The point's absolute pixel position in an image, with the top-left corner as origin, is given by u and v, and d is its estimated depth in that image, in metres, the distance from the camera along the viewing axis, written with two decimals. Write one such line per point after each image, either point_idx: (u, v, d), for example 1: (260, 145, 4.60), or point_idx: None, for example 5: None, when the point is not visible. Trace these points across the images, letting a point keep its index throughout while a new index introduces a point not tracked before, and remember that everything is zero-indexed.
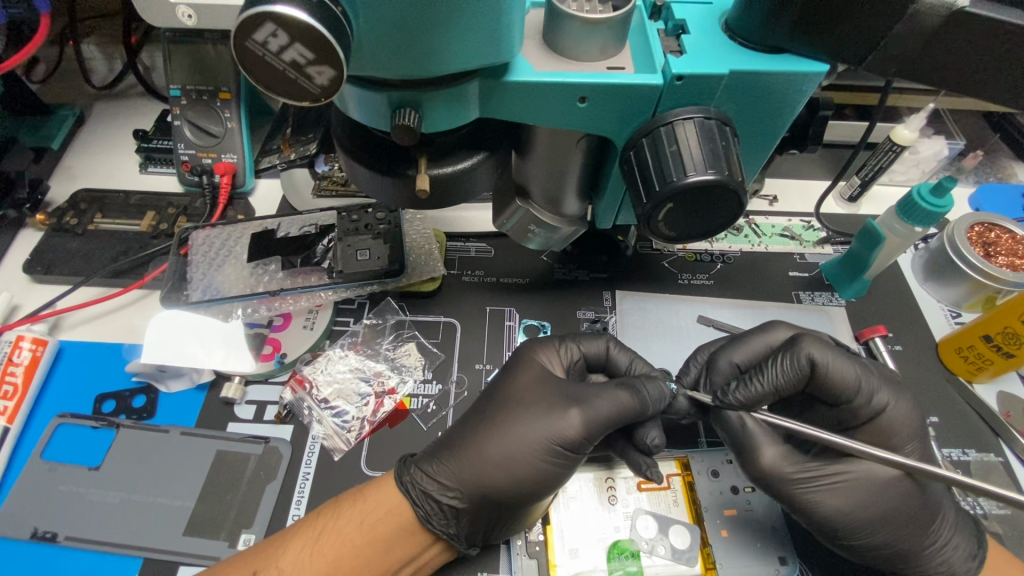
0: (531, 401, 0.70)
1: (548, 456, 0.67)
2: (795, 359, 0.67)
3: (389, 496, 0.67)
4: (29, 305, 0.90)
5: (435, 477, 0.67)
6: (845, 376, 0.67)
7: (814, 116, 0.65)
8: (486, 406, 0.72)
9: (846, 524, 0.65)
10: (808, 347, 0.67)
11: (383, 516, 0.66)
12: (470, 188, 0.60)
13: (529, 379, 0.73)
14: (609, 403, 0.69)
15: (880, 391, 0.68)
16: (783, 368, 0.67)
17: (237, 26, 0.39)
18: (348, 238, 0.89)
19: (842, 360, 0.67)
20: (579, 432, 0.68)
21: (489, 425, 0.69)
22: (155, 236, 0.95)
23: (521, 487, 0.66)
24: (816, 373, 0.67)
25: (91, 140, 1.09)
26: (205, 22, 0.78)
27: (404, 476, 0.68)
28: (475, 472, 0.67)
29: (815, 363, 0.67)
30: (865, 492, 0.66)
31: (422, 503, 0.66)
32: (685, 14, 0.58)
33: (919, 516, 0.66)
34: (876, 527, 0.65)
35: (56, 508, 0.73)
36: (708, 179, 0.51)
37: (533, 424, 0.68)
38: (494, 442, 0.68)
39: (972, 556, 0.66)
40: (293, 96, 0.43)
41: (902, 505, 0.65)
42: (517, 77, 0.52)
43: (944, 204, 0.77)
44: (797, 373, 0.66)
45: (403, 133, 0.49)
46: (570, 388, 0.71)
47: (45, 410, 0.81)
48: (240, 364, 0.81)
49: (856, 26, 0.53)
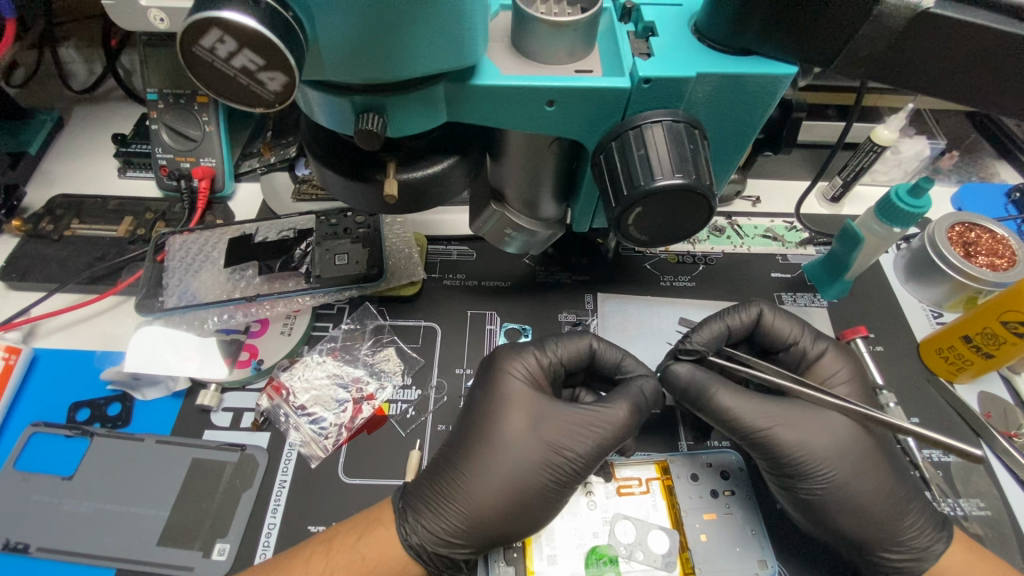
0: (524, 444, 0.69)
1: (546, 491, 0.68)
2: (747, 309, 0.78)
3: (393, 551, 0.66)
4: (4, 313, 0.89)
5: (441, 533, 0.66)
6: (785, 331, 0.77)
7: (787, 118, 0.65)
8: (475, 443, 0.70)
9: (801, 459, 0.68)
10: (760, 304, 0.78)
11: (389, 570, 0.66)
12: (441, 192, 0.60)
13: (516, 414, 0.71)
14: (608, 420, 0.71)
15: (819, 342, 0.77)
16: (739, 316, 0.78)
17: (182, 32, 0.38)
18: (325, 242, 0.88)
19: (784, 317, 0.77)
20: (582, 466, 0.69)
21: (483, 471, 0.68)
22: (132, 241, 0.93)
23: (526, 527, 0.67)
24: (762, 324, 0.78)
25: (70, 144, 1.08)
26: (177, 25, 0.76)
27: (408, 537, 0.66)
28: (478, 521, 0.66)
29: (761, 316, 0.78)
30: (810, 432, 0.70)
31: (433, 559, 0.67)
32: (656, 16, 0.57)
33: (866, 471, 0.68)
34: (838, 479, 0.68)
35: (28, 519, 0.72)
36: (677, 183, 0.51)
37: (527, 465, 0.69)
38: (489, 489, 0.67)
39: (939, 529, 0.68)
40: (246, 102, 0.42)
41: (847, 450, 0.69)
42: (482, 81, 0.52)
43: (923, 205, 0.77)
44: (747, 321, 0.77)
45: (366, 138, 0.49)
46: (562, 411, 0.72)
47: (18, 420, 0.80)
48: (215, 371, 0.80)
49: (822, 28, 0.53)
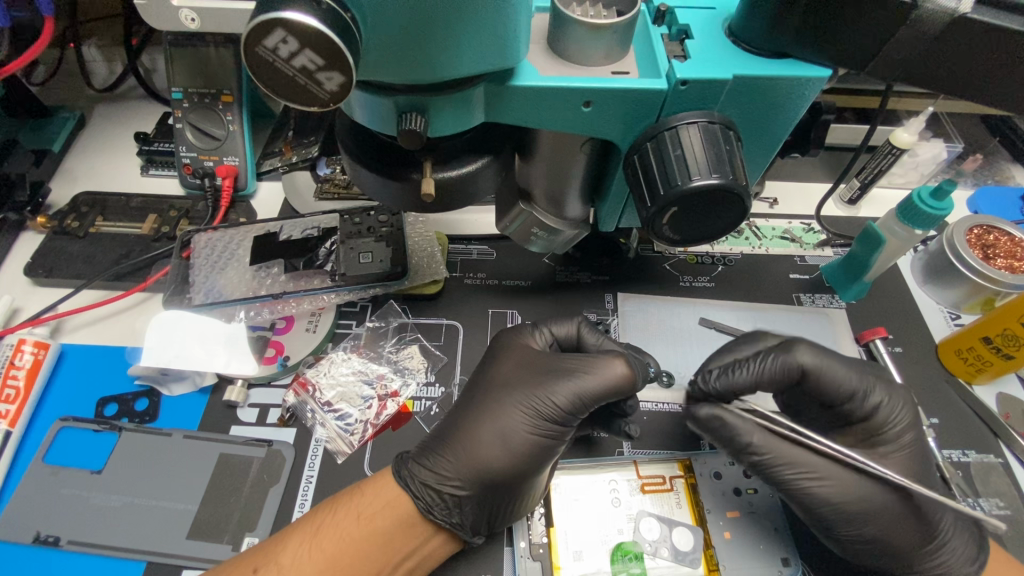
0: (517, 385, 0.72)
1: (534, 429, 0.70)
2: (786, 359, 0.69)
3: (388, 488, 0.68)
4: (30, 308, 0.89)
5: (433, 468, 0.68)
6: (835, 382, 0.69)
7: (816, 120, 0.66)
8: (474, 393, 0.73)
9: (844, 513, 0.65)
10: (803, 350, 0.69)
11: (382, 508, 0.66)
12: (475, 191, 0.60)
13: (506, 361, 0.75)
14: (595, 363, 0.72)
15: (874, 390, 0.70)
16: (772, 364, 0.70)
17: (247, 32, 0.39)
18: (350, 240, 0.90)
19: (834, 365, 0.69)
20: (567, 405, 0.70)
21: (476, 410, 0.71)
22: (157, 239, 0.94)
23: (516, 464, 0.68)
24: (806, 376, 0.69)
25: (93, 142, 1.09)
26: (208, 26, 0.78)
27: (402, 470, 0.68)
28: (472, 457, 0.68)
29: (805, 368, 0.69)
30: (856, 487, 0.66)
31: (422, 495, 0.67)
32: (689, 19, 0.58)
33: (914, 522, 0.65)
34: (872, 524, 0.65)
35: (59, 512, 0.73)
36: (713, 183, 0.51)
37: (519, 404, 0.71)
38: (484, 426, 0.70)
39: (972, 560, 0.67)
40: (302, 101, 0.43)
41: (897, 502, 0.65)
42: (522, 82, 0.53)
43: (944, 207, 0.78)
44: (784, 372, 0.69)
45: (410, 137, 0.50)
46: (554, 360, 0.74)
47: (46, 414, 0.80)
48: (243, 366, 0.81)
49: (856, 32, 0.54)
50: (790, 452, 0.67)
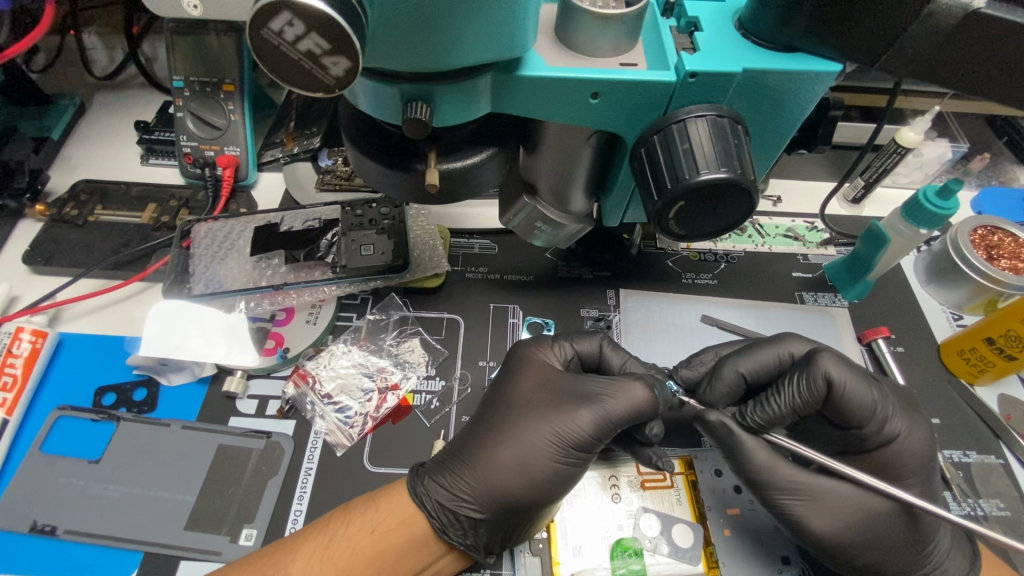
0: (537, 407, 0.70)
1: (554, 455, 0.67)
2: (811, 378, 0.66)
3: (402, 505, 0.67)
4: (28, 297, 0.89)
5: (449, 489, 0.67)
6: (861, 401, 0.66)
7: (824, 117, 0.66)
8: (492, 411, 0.72)
9: (832, 539, 0.65)
10: (826, 366, 0.66)
11: (395, 526, 0.65)
12: (478, 183, 0.60)
13: (524, 380, 0.73)
14: (623, 389, 0.69)
15: (895, 418, 0.67)
16: (799, 387, 0.67)
17: (252, 15, 0.38)
18: (352, 232, 0.89)
19: (857, 379, 0.66)
20: (591, 432, 0.68)
21: (496, 430, 0.70)
22: (157, 228, 0.94)
23: (535, 490, 0.66)
24: (832, 394, 0.66)
25: (92, 130, 1.08)
26: (211, 13, 0.77)
27: (418, 488, 0.67)
28: (489, 479, 0.66)
29: (831, 382, 0.66)
30: (845, 513, 0.66)
31: (438, 515, 0.66)
32: (698, 11, 0.58)
33: (901, 548, 0.65)
34: (856, 548, 0.65)
35: (55, 501, 0.73)
36: (721, 176, 0.51)
37: (541, 425, 0.69)
38: (503, 448, 0.68)
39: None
40: (306, 87, 0.43)
41: (882, 530, 0.65)
42: (529, 72, 0.52)
43: (951, 206, 0.77)
44: (812, 393, 0.66)
45: (414, 126, 0.49)
46: (578, 380, 0.72)
47: (44, 402, 0.80)
48: (242, 357, 0.80)
49: (869, 26, 0.53)
50: (783, 472, 0.67)
